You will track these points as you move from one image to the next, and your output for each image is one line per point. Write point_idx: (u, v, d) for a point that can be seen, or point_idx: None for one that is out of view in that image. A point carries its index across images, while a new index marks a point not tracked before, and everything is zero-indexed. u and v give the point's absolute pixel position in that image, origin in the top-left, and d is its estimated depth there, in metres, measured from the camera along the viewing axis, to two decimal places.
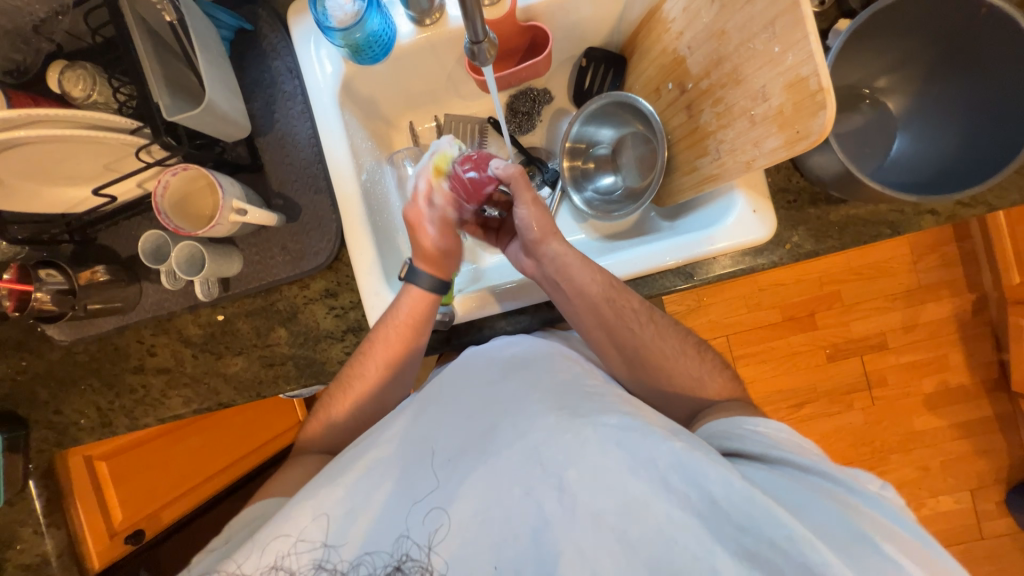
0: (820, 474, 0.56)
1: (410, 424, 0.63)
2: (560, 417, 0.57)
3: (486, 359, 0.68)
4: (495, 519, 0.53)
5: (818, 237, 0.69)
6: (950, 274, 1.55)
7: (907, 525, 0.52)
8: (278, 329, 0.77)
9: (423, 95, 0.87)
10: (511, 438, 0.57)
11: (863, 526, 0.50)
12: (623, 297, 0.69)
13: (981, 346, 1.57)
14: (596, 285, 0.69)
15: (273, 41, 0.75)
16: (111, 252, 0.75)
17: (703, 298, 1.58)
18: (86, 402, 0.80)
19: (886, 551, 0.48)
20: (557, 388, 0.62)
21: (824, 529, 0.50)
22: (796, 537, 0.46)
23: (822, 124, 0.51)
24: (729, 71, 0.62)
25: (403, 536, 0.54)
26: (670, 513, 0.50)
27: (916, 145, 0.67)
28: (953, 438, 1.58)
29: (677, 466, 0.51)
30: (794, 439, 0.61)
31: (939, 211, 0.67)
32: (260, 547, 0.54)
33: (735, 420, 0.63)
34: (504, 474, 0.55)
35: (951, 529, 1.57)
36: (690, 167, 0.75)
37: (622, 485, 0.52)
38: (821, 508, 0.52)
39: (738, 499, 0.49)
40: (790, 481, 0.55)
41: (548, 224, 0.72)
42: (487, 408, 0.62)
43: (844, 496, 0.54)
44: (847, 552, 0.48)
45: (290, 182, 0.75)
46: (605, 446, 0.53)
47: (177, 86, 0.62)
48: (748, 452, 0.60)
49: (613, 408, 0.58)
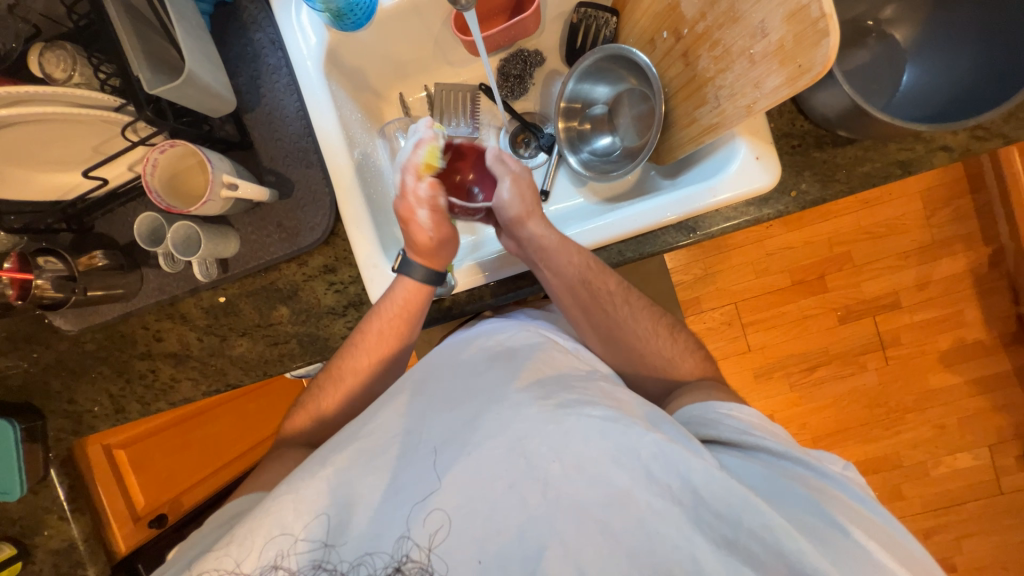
0: (795, 460, 0.56)
1: (395, 415, 0.59)
2: (546, 408, 0.55)
3: (468, 350, 0.66)
4: (480, 512, 0.52)
5: (825, 182, 0.67)
6: (965, 227, 1.50)
7: (875, 508, 0.53)
8: (280, 307, 0.77)
9: (411, 63, 0.85)
10: (495, 429, 0.55)
11: (835, 512, 0.50)
12: (603, 278, 0.70)
13: (998, 299, 1.53)
14: (579, 263, 0.68)
15: (253, 13, 0.73)
16: (109, 239, 0.75)
17: (710, 266, 1.56)
18: (99, 390, 0.81)
19: (857, 537, 0.48)
20: (541, 376, 0.60)
21: (799, 517, 0.50)
22: (772, 525, 0.47)
23: (825, 54, 0.49)
24: (726, 10, 0.59)
25: (403, 536, 0.52)
26: (651, 502, 0.50)
27: (926, 76, 0.64)
28: (970, 394, 1.56)
29: (658, 457, 0.51)
30: (768, 425, 0.60)
31: (952, 146, 0.64)
32: (253, 549, 0.52)
33: (708, 405, 0.61)
34: (488, 470, 0.53)
35: (970, 485, 1.56)
36: (689, 120, 0.72)
37: (606, 477, 0.51)
38: (798, 497, 0.52)
39: (718, 487, 0.50)
40: (770, 471, 0.54)
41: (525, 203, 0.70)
42: (471, 398, 0.59)
43: (817, 482, 0.54)
44: (822, 541, 0.48)
45: (281, 158, 0.74)
46: (589, 437, 0.53)
47: (158, 60, 0.61)
48: (725, 438, 0.58)
49: (597, 397, 0.58)
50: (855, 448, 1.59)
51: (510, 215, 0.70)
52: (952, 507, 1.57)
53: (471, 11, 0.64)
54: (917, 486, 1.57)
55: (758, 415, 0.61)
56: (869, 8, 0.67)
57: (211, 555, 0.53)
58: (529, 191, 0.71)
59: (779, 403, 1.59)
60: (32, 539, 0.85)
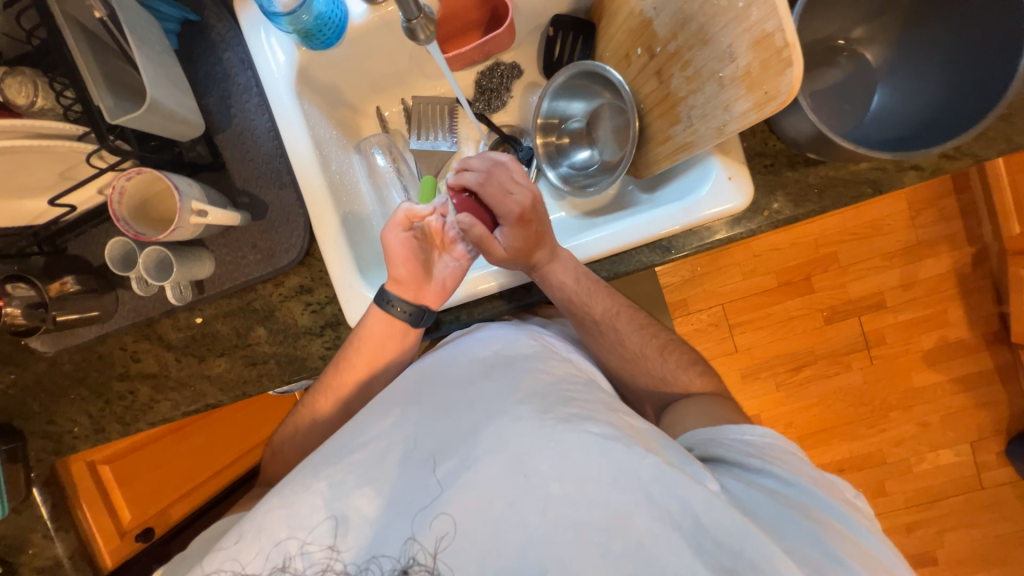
0: (799, 487, 0.56)
1: (393, 422, 0.60)
2: (545, 423, 0.54)
3: (468, 358, 0.66)
4: (479, 530, 0.50)
5: (797, 201, 0.67)
6: (950, 228, 1.51)
7: (875, 543, 0.53)
8: (257, 328, 0.77)
9: (387, 77, 0.85)
10: (494, 441, 0.54)
11: (832, 542, 0.50)
12: (592, 301, 0.70)
13: (981, 299, 1.54)
14: (572, 284, 0.68)
15: (221, 31, 0.72)
16: (82, 261, 0.74)
17: (698, 268, 1.56)
18: (79, 411, 0.81)
19: (854, 569, 0.48)
20: (541, 389, 0.60)
21: (799, 548, 0.49)
22: (772, 557, 0.47)
23: (790, 82, 0.49)
24: (695, 32, 0.59)
25: (410, 538, 0.51)
26: (651, 526, 0.49)
27: (896, 97, 0.64)
28: (953, 392, 1.58)
29: (659, 479, 0.51)
30: (781, 447, 0.60)
31: (923, 166, 0.64)
32: (259, 549, 0.54)
33: (722, 429, 0.62)
34: (487, 486, 0.52)
35: (953, 481, 1.59)
36: (664, 137, 0.71)
37: (604, 499, 0.50)
38: (797, 525, 0.51)
39: (716, 512, 0.50)
40: (774, 497, 0.54)
41: (520, 258, 0.67)
42: (469, 410, 0.59)
43: (817, 511, 0.54)
44: (818, 572, 0.48)
45: (254, 179, 0.73)
46: (589, 455, 0.52)
47: (119, 86, 0.60)
48: (731, 459, 0.59)
49: (598, 415, 0.57)
50: (839, 446, 1.61)
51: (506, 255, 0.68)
52: (934, 503, 1.60)
53: (433, 42, 0.65)
54: (901, 482, 1.60)
55: (775, 437, 0.61)
56: (840, 28, 0.66)
57: (222, 556, 0.55)
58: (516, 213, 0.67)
59: (765, 403, 1.61)
60: (16, 558, 0.85)
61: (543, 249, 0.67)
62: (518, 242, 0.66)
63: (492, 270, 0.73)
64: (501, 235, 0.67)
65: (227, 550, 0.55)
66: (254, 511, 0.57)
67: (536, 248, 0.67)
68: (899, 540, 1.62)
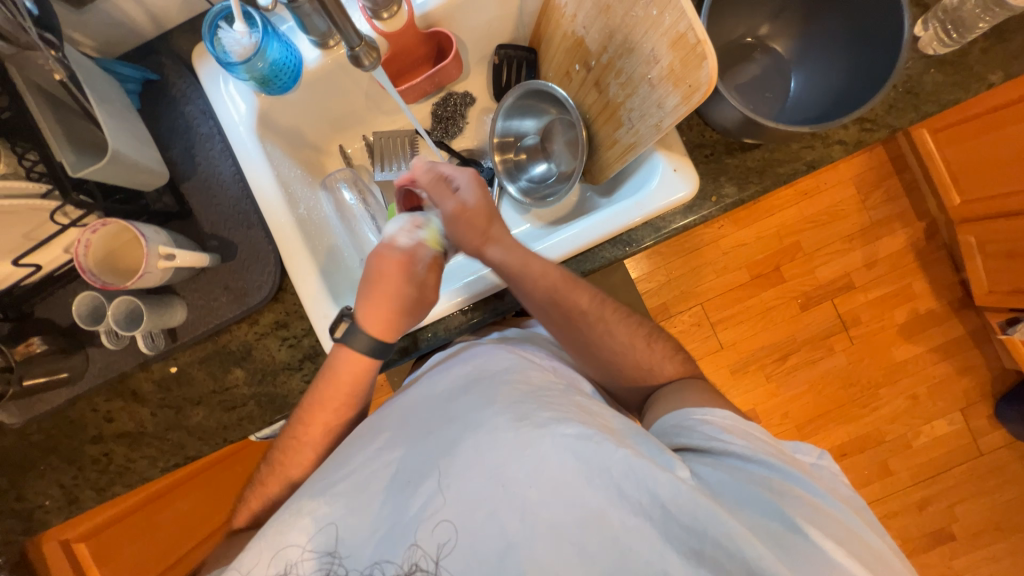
0: (760, 463, 0.56)
1: (378, 449, 0.59)
2: (519, 430, 0.54)
3: (444, 376, 0.65)
4: (461, 547, 0.51)
5: (741, 184, 0.71)
6: (898, 206, 1.60)
7: (833, 502, 0.54)
8: (234, 369, 0.76)
9: (347, 116, 0.89)
10: (470, 456, 0.54)
11: (791, 513, 0.52)
12: (571, 296, 0.70)
13: (941, 268, 1.61)
14: (545, 279, 0.69)
15: (181, 87, 0.75)
16: (50, 322, 0.73)
17: (672, 271, 1.61)
18: (50, 482, 0.77)
19: (811, 535, 0.50)
20: (518, 396, 0.59)
21: (758, 521, 0.51)
22: (734, 534, 0.48)
23: (708, 73, 0.54)
24: (622, 42, 0.65)
25: (414, 545, 0.51)
26: (626, 521, 0.50)
27: (811, 83, 0.70)
28: (934, 362, 1.62)
29: (629, 474, 0.51)
30: (741, 425, 0.60)
31: (846, 140, 0.70)
32: (260, 560, 0.54)
33: (684, 411, 0.62)
34: (467, 501, 0.52)
35: (952, 451, 1.60)
36: (611, 141, 0.76)
37: (578, 498, 0.51)
38: (762, 502, 0.52)
39: (683, 500, 0.50)
40: (736, 478, 0.55)
41: (476, 228, 0.71)
42: (446, 426, 0.58)
43: (777, 483, 0.55)
44: (779, 544, 0.49)
45: (222, 222, 0.74)
46: (563, 459, 0.52)
47: (82, 144, 0.61)
48: (695, 445, 0.59)
49: (572, 415, 0.56)
50: (837, 430, 1.62)
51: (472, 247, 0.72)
52: (939, 476, 1.60)
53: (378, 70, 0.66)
54: (904, 459, 1.61)
55: (734, 416, 0.61)
56: (749, 29, 0.73)
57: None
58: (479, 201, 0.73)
59: (758, 396, 1.62)
60: None
61: (497, 222, 0.72)
62: (474, 202, 0.72)
63: (466, 284, 0.75)
64: (463, 191, 0.73)
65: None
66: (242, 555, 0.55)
67: (490, 219, 0.72)
68: (913, 519, 1.60)
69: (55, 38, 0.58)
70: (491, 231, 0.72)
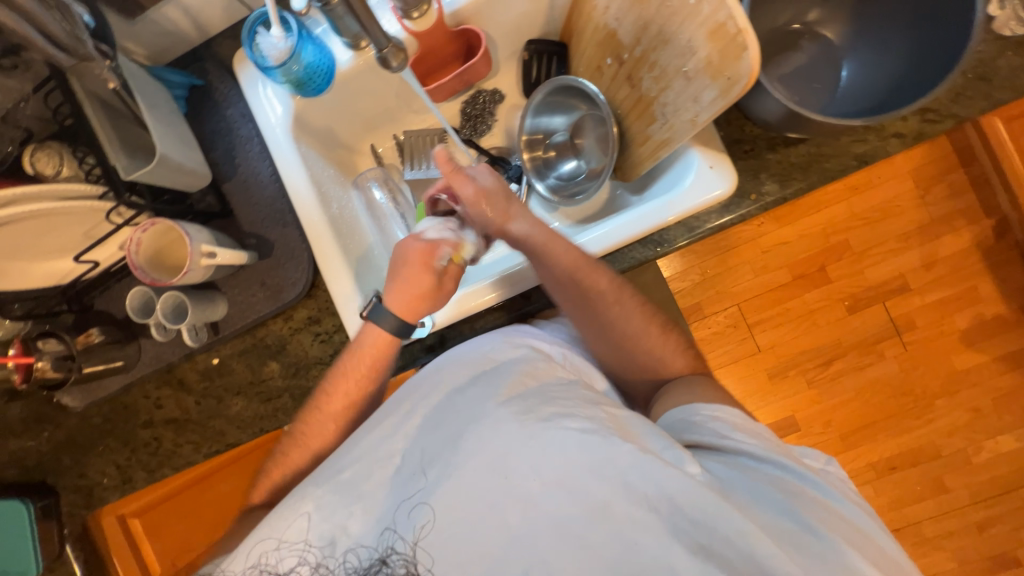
0: (775, 462, 0.53)
1: (384, 435, 0.59)
2: (524, 423, 0.53)
3: (451, 366, 0.63)
4: (463, 535, 0.50)
5: (783, 181, 0.67)
6: (962, 202, 1.47)
7: (851, 506, 0.50)
8: (270, 362, 0.79)
9: (377, 116, 0.90)
10: (474, 447, 0.53)
11: (807, 513, 0.48)
12: (593, 276, 0.66)
13: (1011, 270, 1.47)
14: (565, 256, 0.66)
15: (223, 91, 0.79)
16: (107, 315, 0.78)
17: (707, 270, 1.54)
18: (108, 461, 0.84)
19: (830, 538, 0.47)
20: (523, 391, 0.57)
21: (772, 520, 0.48)
22: (745, 530, 0.46)
23: (749, 65, 0.51)
24: (656, 34, 0.62)
25: (389, 529, 0.53)
26: (630, 513, 0.48)
27: (864, 70, 0.65)
28: (1000, 372, 1.48)
29: (636, 466, 0.49)
30: (752, 424, 0.56)
31: (904, 132, 0.64)
32: (246, 553, 0.55)
33: (691, 406, 0.58)
34: (468, 491, 0.51)
35: (1020, 469, 1.47)
36: (643, 138, 0.74)
37: (582, 491, 0.49)
38: (774, 501, 0.49)
39: (692, 493, 0.48)
40: (752, 476, 0.51)
41: (495, 207, 0.70)
42: (451, 417, 0.58)
43: (791, 483, 0.51)
44: (793, 543, 0.46)
45: (260, 221, 0.77)
46: (567, 451, 0.50)
47: (136, 149, 0.65)
48: (706, 442, 0.55)
49: (578, 408, 0.54)
50: (887, 442, 1.51)
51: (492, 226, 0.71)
52: (1003, 495, 1.47)
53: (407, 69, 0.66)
54: (962, 476, 1.49)
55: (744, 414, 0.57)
56: (794, 15, 0.69)
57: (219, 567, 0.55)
58: (500, 188, 0.71)
59: (798, 403, 1.54)
60: None
61: (515, 202, 0.71)
62: (493, 185, 0.71)
63: (490, 281, 0.73)
64: (479, 177, 0.71)
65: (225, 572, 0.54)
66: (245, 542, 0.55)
67: (509, 197, 0.71)
68: (972, 540, 1.48)
69: (110, 49, 0.61)
70: (511, 210, 0.71)
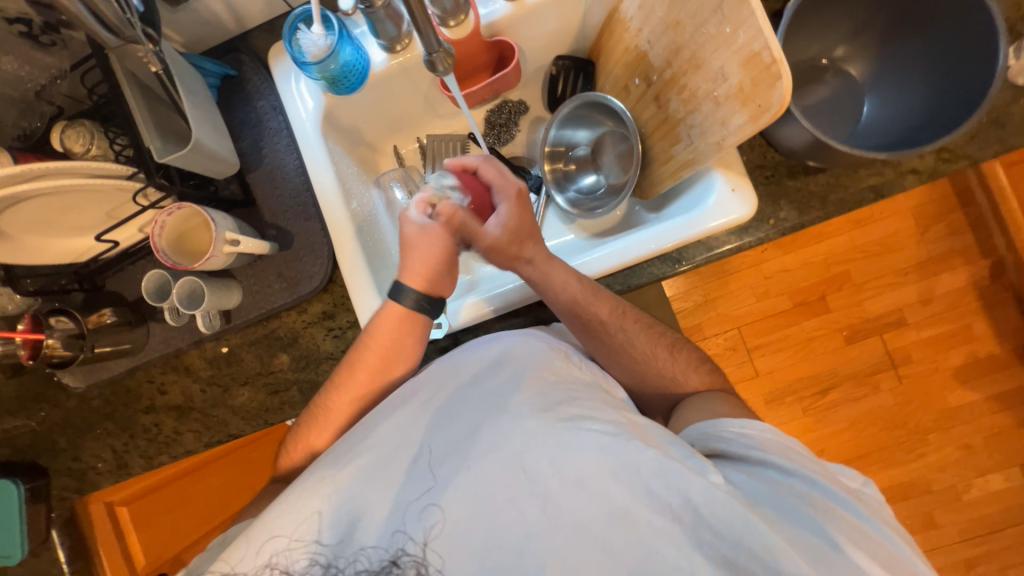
0: (804, 477, 0.52)
1: (397, 427, 0.59)
2: (545, 422, 0.53)
3: (468, 360, 0.63)
4: (480, 529, 0.50)
5: (802, 209, 0.69)
6: (960, 241, 1.50)
7: (884, 528, 0.49)
8: (280, 355, 0.79)
9: (402, 119, 0.92)
10: (494, 443, 0.53)
11: (833, 529, 0.47)
12: (596, 304, 0.68)
13: (1005, 311, 1.51)
14: (574, 287, 0.68)
15: (256, 83, 0.80)
16: (118, 296, 0.78)
17: (710, 292, 1.56)
18: (104, 446, 0.82)
19: (855, 557, 0.46)
20: (545, 387, 0.58)
21: (798, 536, 0.47)
22: (772, 546, 0.45)
23: (780, 94, 0.52)
24: (688, 58, 0.64)
25: (399, 530, 0.52)
26: (651, 520, 0.48)
27: (885, 106, 0.68)
28: (992, 411, 1.51)
29: (660, 473, 0.49)
30: (782, 440, 0.55)
31: (920, 169, 0.66)
32: (254, 548, 0.52)
33: (718, 423, 0.58)
34: (485, 486, 0.51)
35: (1008, 509, 1.48)
36: (666, 156, 0.76)
37: (604, 493, 0.49)
38: (801, 515, 0.49)
39: (717, 504, 0.48)
40: (777, 489, 0.51)
41: (509, 252, 0.70)
42: (468, 410, 0.58)
43: (821, 500, 0.50)
44: (819, 560, 0.46)
45: (282, 213, 0.78)
46: (588, 453, 0.51)
47: (168, 133, 0.66)
48: (731, 453, 0.55)
49: (598, 410, 0.55)
50: (879, 474, 1.52)
51: (505, 259, 0.71)
52: (991, 534, 1.48)
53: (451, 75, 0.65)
54: (951, 513, 1.50)
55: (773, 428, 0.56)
56: (823, 49, 0.70)
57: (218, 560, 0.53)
58: (519, 225, 0.69)
59: (793, 430, 1.54)
60: None
61: (531, 242, 0.70)
62: (513, 224, 0.69)
63: (497, 293, 0.74)
64: (501, 213, 0.69)
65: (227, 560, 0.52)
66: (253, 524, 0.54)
67: (524, 240, 0.70)
68: None
69: (155, 33, 0.61)
70: (525, 249, 0.70)
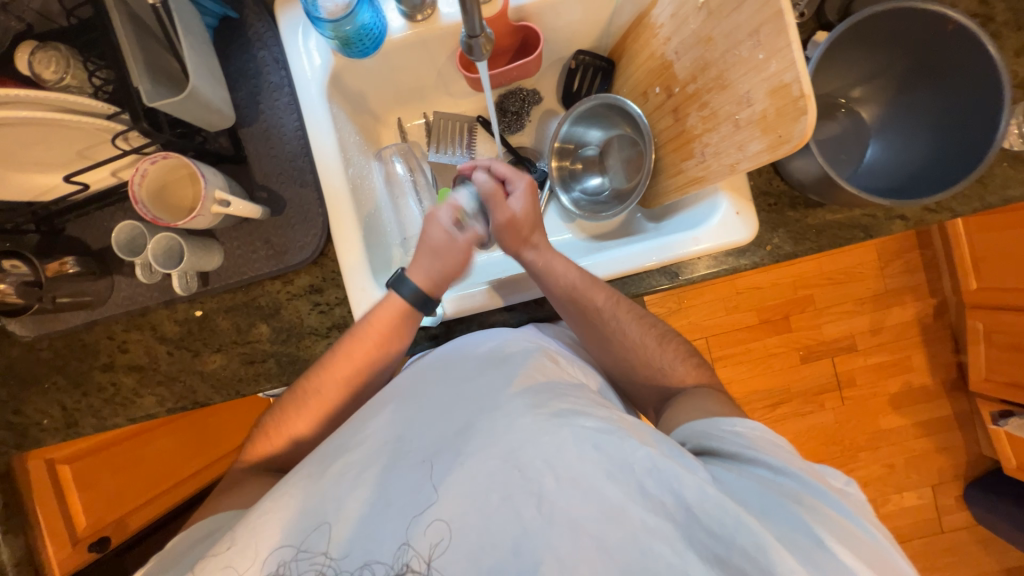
0: (792, 475, 0.53)
1: (385, 422, 0.59)
2: (540, 418, 0.54)
3: (464, 360, 0.64)
4: (472, 527, 0.49)
5: (797, 239, 0.72)
6: (914, 280, 1.62)
7: (870, 530, 0.50)
8: (260, 325, 0.75)
9: (411, 92, 0.87)
10: (488, 438, 0.53)
11: (818, 526, 0.48)
12: (593, 292, 0.69)
13: (942, 348, 1.65)
14: (574, 275, 0.69)
15: (259, 30, 0.74)
16: (79, 243, 0.71)
17: (684, 301, 1.61)
18: (51, 401, 0.76)
19: (839, 553, 0.46)
20: (537, 384, 0.59)
21: (786, 532, 0.47)
22: (764, 544, 0.45)
23: (803, 129, 0.53)
24: (715, 77, 0.64)
25: (404, 544, 0.49)
26: (645, 518, 0.48)
27: (886, 151, 0.72)
28: (916, 436, 1.66)
29: (653, 471, 0.50)
30: (772, 438, 0.58)
31: (907, 217, 0.70)
32: (254, 554, 0.51)
33: (715, 420, 0.60)
34: (478, 481, 0.51)
35: (916, 523, 1.65)
36: (676, 170, 0.76)
37: (598, 491, 0.49)
38: (787, 513, 0.49)
39: (710, 503, 0.48)
40: (765, 487, 0.52)
41: (519, 234, 0.71)
42: (463, 407, 0.58)
43: (808, 497, 0.51)
44: (806, 555, 0.46)
45: (275, 176, 0.73)
46: (582, 451, 0.51)
47: (159, 73, 0.60)
48: (727, 451, 0.57)
49: (591, 411, 0.56)
50: None
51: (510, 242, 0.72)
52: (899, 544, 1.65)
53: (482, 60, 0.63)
54: None
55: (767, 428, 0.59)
56: (840, 88, 0.73)
57: (214, 562, 0.51)
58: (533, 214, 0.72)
59: None
60: None
61: (539, 232, 0.73)
62: (529, 209, 0.72)
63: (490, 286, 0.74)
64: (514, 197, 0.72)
65: (220, 559, 0.51)
66: (248, 516, 0.54)
67: (535, 227, 0.72)
68: None
69: None
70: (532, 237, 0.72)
